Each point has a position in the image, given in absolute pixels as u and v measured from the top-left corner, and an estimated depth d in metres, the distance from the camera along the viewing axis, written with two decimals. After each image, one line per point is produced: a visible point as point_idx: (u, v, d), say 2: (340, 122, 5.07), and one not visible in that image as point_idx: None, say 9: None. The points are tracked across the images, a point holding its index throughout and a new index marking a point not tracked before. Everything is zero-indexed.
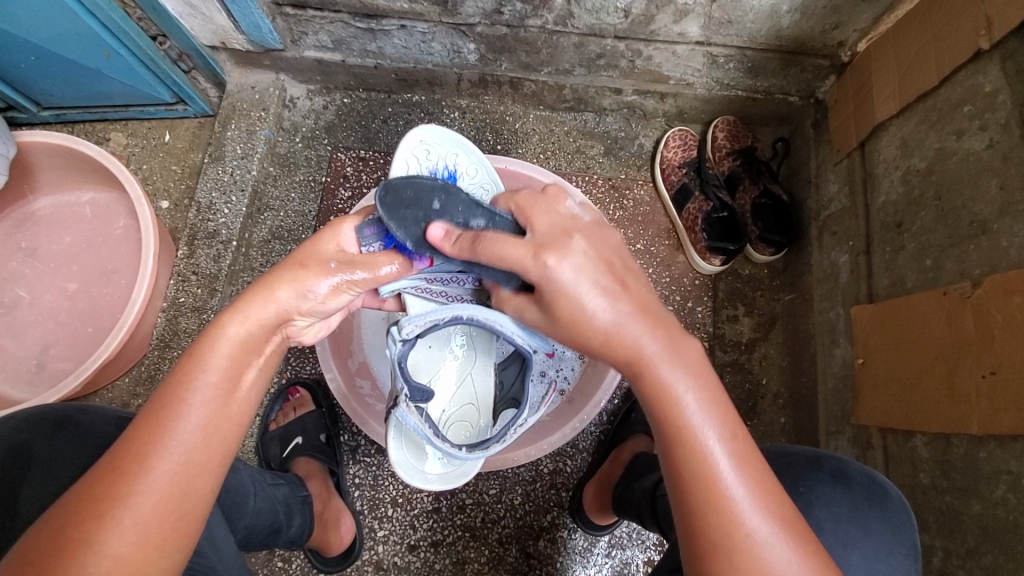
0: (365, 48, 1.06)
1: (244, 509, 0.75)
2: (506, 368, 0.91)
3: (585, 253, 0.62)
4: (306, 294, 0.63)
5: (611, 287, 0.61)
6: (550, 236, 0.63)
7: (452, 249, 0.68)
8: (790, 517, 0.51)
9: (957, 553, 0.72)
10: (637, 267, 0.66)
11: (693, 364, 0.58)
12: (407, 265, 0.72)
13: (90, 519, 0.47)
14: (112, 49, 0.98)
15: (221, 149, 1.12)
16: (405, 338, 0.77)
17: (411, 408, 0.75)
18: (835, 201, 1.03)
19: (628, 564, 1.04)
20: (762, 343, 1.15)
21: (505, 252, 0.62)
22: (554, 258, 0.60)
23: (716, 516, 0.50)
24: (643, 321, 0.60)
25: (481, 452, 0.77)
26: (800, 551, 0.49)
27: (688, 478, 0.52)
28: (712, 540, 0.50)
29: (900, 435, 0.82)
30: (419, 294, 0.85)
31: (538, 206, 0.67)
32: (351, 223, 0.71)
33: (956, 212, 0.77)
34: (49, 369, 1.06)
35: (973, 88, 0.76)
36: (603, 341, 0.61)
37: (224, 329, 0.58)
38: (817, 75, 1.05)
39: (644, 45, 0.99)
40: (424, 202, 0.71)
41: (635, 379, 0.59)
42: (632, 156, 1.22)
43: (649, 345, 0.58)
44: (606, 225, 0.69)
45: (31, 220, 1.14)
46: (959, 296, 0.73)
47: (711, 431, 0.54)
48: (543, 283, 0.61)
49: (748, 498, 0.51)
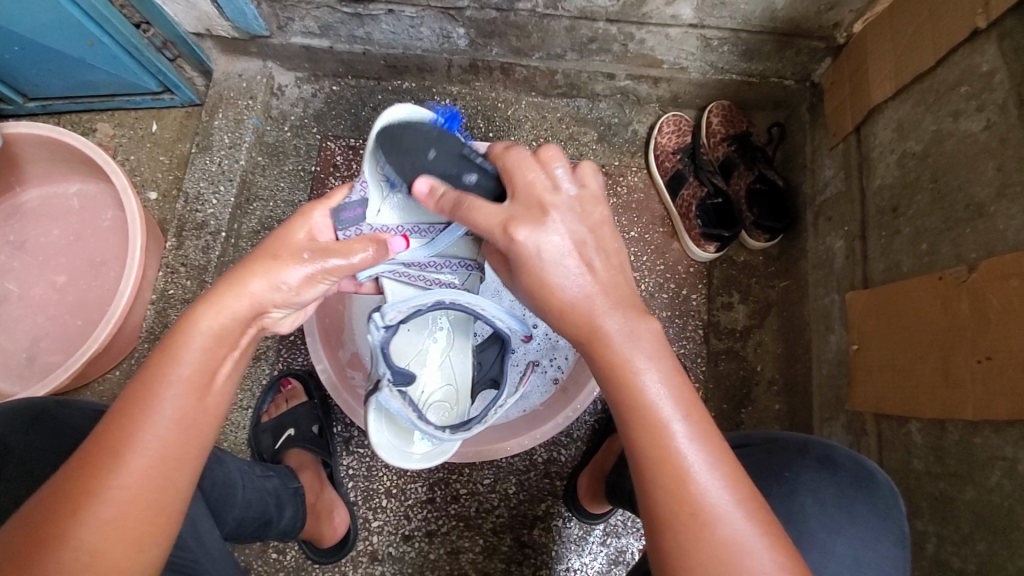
0: (353, 34, 1.04)
1: (233, 501, 0.75)
2: (484, 349, 0.92)
3: (564, 231, 0.60)
4: (280, 286, 0.62)
5: (579, 265, 0.60)
6: (524, 205, 0.61)
7: (434, 207, 0.67)
8: (751, 493, 0.50)
9: (950, 539, 0.72)
10: (622, 254, 0.63)
11: (651, 341, 0.57)
12: (383, 246, 0.69)
13: (64, 514, 0.47)
14: (95, 36, 0.95)
15: (209, 139, 1.11)
16: (387, 323, 0.78)
17: (392, 394, 0.74)
18: (831, 186, 1.01)
19: (623, 552, 1.04)
20: (757, 330, 1.14)
21: (479, 214, 0.61)
22: (525, 230, 0.59)
23: (670, 491, 0.50)
24: (603, 298, 0.59)
25: (463, 433, 0.77)
26: (756, 527, 0.48)
27: (644, 454, 0.51)
28: (673, 520, 0.49)
29: (894, 421, 0.81)
30: (398, 278, 0.85)
31: (523, 167, 0.63)
32: (323, 210, 0.71)
33: (952, 195, 0.76)
34: (39, 362, 1.06)
35: (971, 68, 0.75)
36: (560, 315, 0.60)
37: (197, 323, 0.57)
38: (812, 58, 1.03)
39: (636, 28, 0.97)
40: (419, 148, 0.70)
41: (593, 357, 0.58)
42: (625, 143, 1.20)
43: (608, 321, 0.57)
44: (598, 196, 0.64)
45: (18, 213, 1.13)
46: (954, 280, 0.72)
47: (669, 408, 0.53)
48: (511, 252, 0.60)
49: (705, 475, 0.50)
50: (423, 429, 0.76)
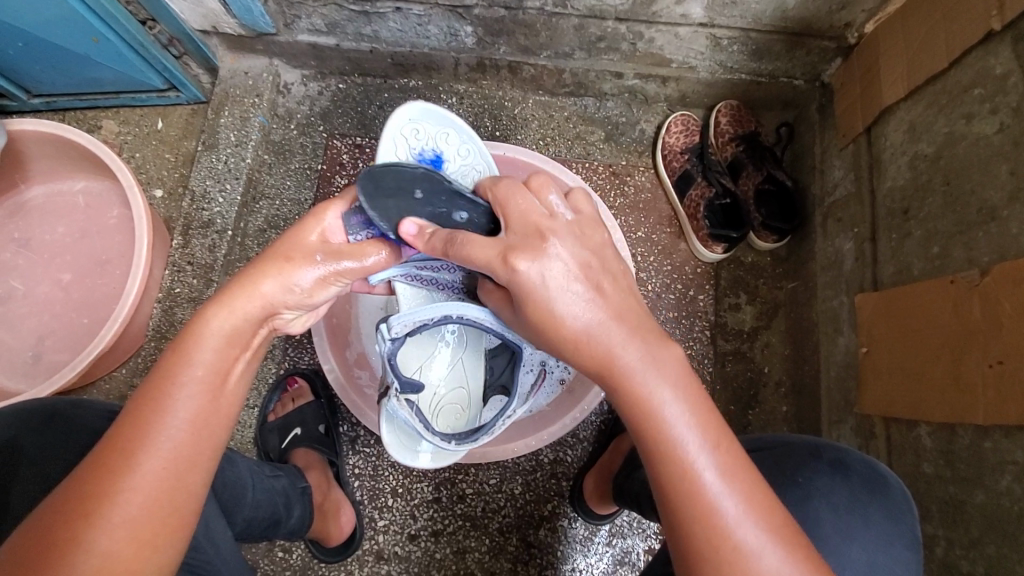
0: (360, 32, 1.03)
1: (242, 501, 0.75)
2: (495, 356, 0.89)
3: (567, 259, 0.59)
4: (292, 288, 0.62)
5: (588, 296, 0.59)
6: (523, 236, 0.61)
7: (424, 246, 0.65)
8: (783, 521, 0.51)
9: (960, 543, 0.72)
10: (628, 276, 0.64)
11: (673, 370, 0.56)
12: (395, 253, 0.70)
13: (76, 518, 0.46)
14: (101, 33, 0.95)
15: (215, 137, 1.10)
16: (394, 336, 0.77)
17: (401, 403, 0.76)
18: (841, 187, 1.01)
19: (629, 553, 1.04)
20: (764, 331, 1.13)
21: (476, 249, 0.61)
22: (526, 260, 0.59)
23: (703, 529, 0.50)
24: (619, 327, 0.58)
25: (470, 443, 0.78)
26: (790, 558, 0.49)
27: (673, 490, 0.51)
28: (706, 556, 0.49)
29: (904, 424, 0.81)
30: (408, 281, 0.85)
31: (515, 197, 0.64)
32: (338, 209, 0.66)
33: (965, 198, 0.76)
34: (45, 360, 1.05)
35: (984, 70, 0.74)
36: (573, 346, 0.59)
37: (209, 324, 0.57)
38: (823, 58, 1.02)
39: (645, 27, 0.97)
40: (406, 190, 0.67)
41: (612, 390, 0.57)
42: (633, 142, 1.19)
43: (626, 354, 0.57)
44: (596, 221, 0.65)
45: (23, 210, 1.12)
46: (967, 284, 0.72)
47: (694, 439, 0.52)
48: (514, 285, 0.60)
49: (738, 510, 0.50)
50: (429, 438, 0.77)
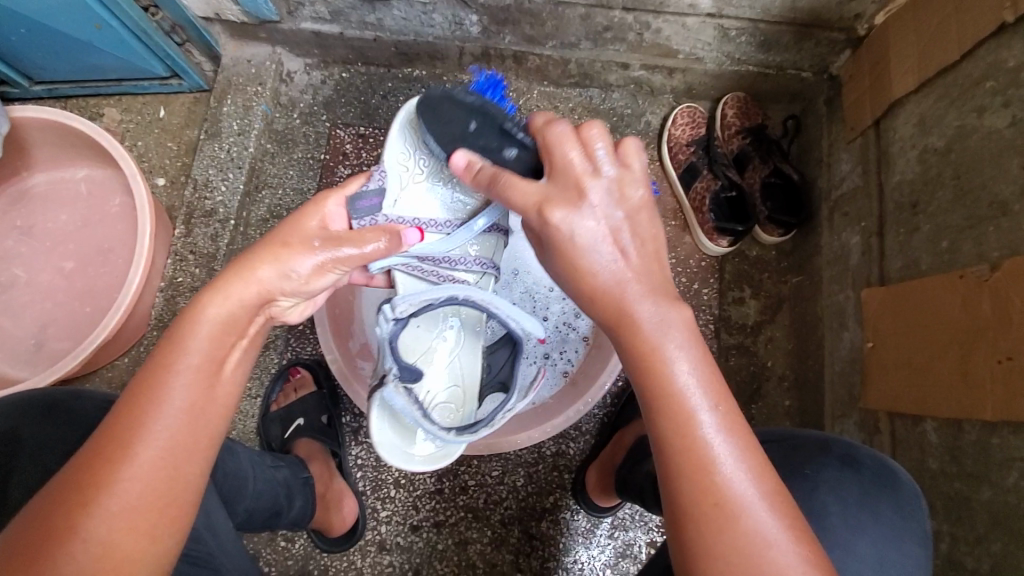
0: (363, 20, 1.02)
1: (244, 491, 0.75)
2: (495, 351, 0.92)
3: (600, 214, 0.59)
4: (289, 275, 0.61)
5: (614, 246, 0.59)
6: (563, 184, 0.60)
7: (471, 181, 0.66)
8: (777, 487, 0.50)
9: (964, 539, 0.72)
10: (660, 241, 0.61)
11: (684, 328, 0.56)
12: (397, 240, 0.68)
13: (74, 508, 0.46)
14: (102, 19, 0.94)
15: (218, 125, 1.09)
16: (396, 316, 0.79)
17: (398, 390, 0.76)
18: (848, 180, 1.00)
19: (631, 545, 1.04)
20: (768, 325, 1.13)
21: (516, 192, 0.61)
22: (560, 212, 0.58)
23: (693, 481, 0.49)
24: (636, 281, 0.57)
25: (469, 435, 0.78)
26: (787, 524, 0.48)
27: (667, 441, 0.51)
28: (692, 507, 0.49)
29: (909, 420, 0.81)
30: (409, 272, 0.84)
31: (565, 143, 0.60)
32: (337, 198, 0.71)
33: (975, 192, 0.75)
34: (47, 349, 1.05)
35: (997, 63, 0.73)
36: (591, 298, 0.59)
37: (204, 310, 0.57)
38: (832, 49, 1.01)
39: (653, 17, 0.96)
40: (461, 121, 0.73)
41: (620, 341, 0.57)
42: (638, 134, 1.18)
43: (640, 307, 0.56)
44: (640, 176, 0.61)
45: (25, 198, 1.12)
46: (976, 279, 0.72)
47: (698, 397, 0.52)
48: (545, 233, 0.60)
49: (732, 466, 0.49)
50: (427, 428, 0.77)
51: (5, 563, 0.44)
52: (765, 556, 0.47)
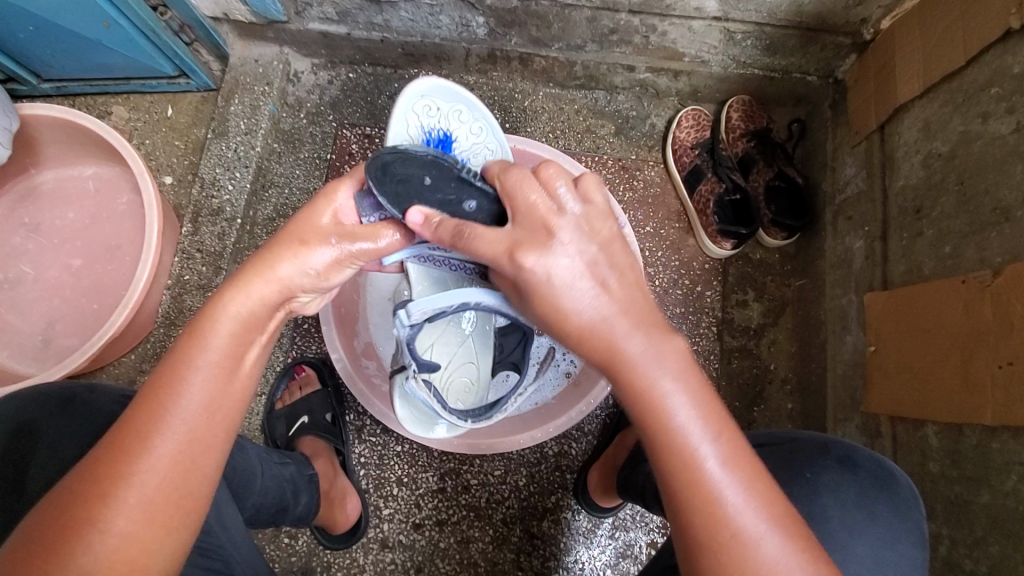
0: (371, 21, 1.03)
1: (251, 488, 0.75)
2: (507, 333, 0.89)
3: (574, 255, 0.59)
4: (308, 271, 0.62)
5: (593, 286, 0.58)
6: (529, 229, 0.60)
7: (432, 235, 0.65)
8: (784, 511, 0.51)
9: (964, 542, 0.72)
10: (636, 269, 0.62)
11: (675, 359, 0.56)
12: (409, 237, 0.70)
13: (94, 498, 0.47)
14: (113, 18, 0.95)
15: (225, 124, 1.10)
16: (412, 322, 0.78)
17: (419, 385, 0.78)
18: (852, 184, 1.00)
19: (632, 546, 1.05)
20: (771, 328, 1.13)
21: (483, 243, 0.61)
22: (532, 256, 0.58)
23: (703, 514, 0.50)
24: (624, 320, 0.57)
25: (484, 421, 0.81)
26: (795, 549, 0.49)
27: (673, 476, 0.52)
28: (702, 543, 0.50)
29: (910, 424, 0.81)
30: (421, 263, 0.85)
31: (525, 188, 0.61)
32: (348, 189, 0.68)
33: (979, 197, 0.75)
34: (55, 345, 1.06)
35: (1001, 69, 0.73)
36: (577, 339, 0.59)
37: (224, 308, 0.57)
38: (837, 53, 1.01)
39: (659, 19, 0.96)
40: (417, 172, 0.69)
41: (614, 377, 0.57)
42: (643, 136, 1.19)
43: (629, 344, 0.56)
44: (605, 211, 0.63)
45: (34, 195, 1.13)
46: (978, 284, 0.72)
47: (698, 430, 0.52)
48: (519, 279, 0.60)
49: (738, 497, 0.50)
50: (446, 417, 0.80)
51: (22, 556, 0.45)
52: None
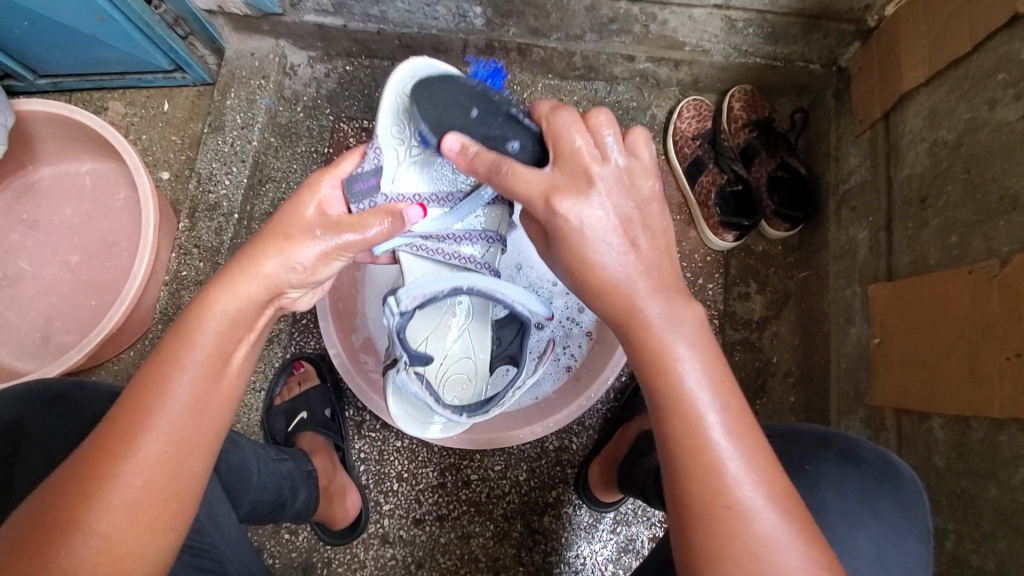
0: (367, 12, 1.02)
1: (248, 484, 0.75)
2: (504, 327, 0.90)
3: (605, 206, 0.58)
4: (293, 266, 0.61)
5: (622, 242, 0.58)
6: (569, 175, 0.59)
7: (464, 166, 0.64)
8: (787, 493, 0.49)
9: (970, 537, 0.71)
10: (669, 235, 0.62)
11: (692, 326, 0.55)
12: (403, 218, 0.66)
13: (77, 500, 0.47)
14: (106, 13, 0.94)
15: (221, 119, 1.09)
16: (402, 310, 0.80)
17: (410, 377, 0.79)
18: (856, 175, 0.99)
19: (634, 540, 1.04)
20: (773, 321, 1.12)
21: (522, 180, 0.60)
22: (569, 201, 0.58)
23: (702, 480, 0.49)
24: (646, 280, 0.57)
25: (480, 415, 0.83)
26: (797, 529, 0.47)
27: (674, 441, 0.51)
28: (700, 508, 0.49)
29: (916, 417, 0.80)
30: (415, 252, 0.82)
31: (570, 131, 0.60)
32: (332, 180, 0.69)
33: (986, 186, 0.74)
34: (53, 342, 1.06)
35: (1009, 54, 0.72)
36: (597, 292, 0.59)
37: (211, 306, 0.57)
38: (840, 41, 0.99)
39: (658, 8, 0.95)
40: (462, 105, 0.69)
41: (627, 336, 0.57)
42: (643, 128, 1.17)
43: (648, 304, 0.56)
44: (648, 169, 0.62)
45: (31, 191, 1.12)
46: (985, 274, 0.71)
47: (705, 399, 0.51)
48: (550, 223, 0.59)
49: (740, 470, 0.49)
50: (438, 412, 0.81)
51: (6, 559, 0.44)
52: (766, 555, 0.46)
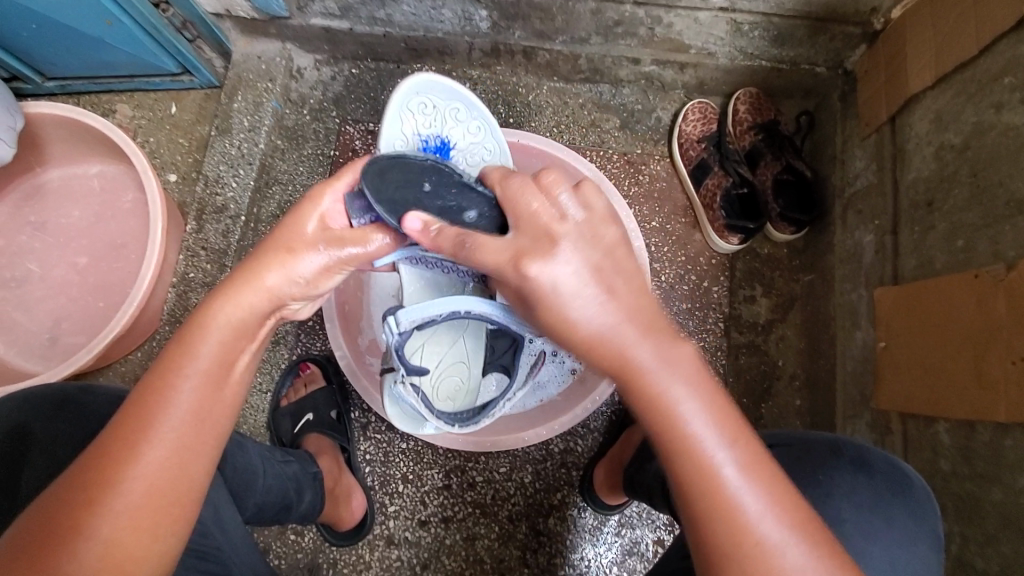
0: (373, 16, 1.02)
1: (254, 487, 0.75)
2: (498, 336, 0.87)
3: (576, 262, 0.57)
4: (295, 279, 0.63)
5: (597, 292, 0.57)
6: (533, 239, 0.59)
7: (430, 243, 0.65)
8: (805, 517, 0.50)
9: (976, 542, 0.71)
10: (642, 271, 0.61)
11: (684, 366, 0.54)
12: (399, 238, 0.71)
13: (79, 507, 0.47)
14: (115, 16, 0.95)
15: (228, 121, 1.10)
16: (400, 330, 0.78)
17: (408, 389, 0.79)
18: (862, 178, 0.99)
19: (638, 543, 1.04)
20: (779, 324, 1.12)
21: (489, 249, 0.60)
22: (537, 264, 0.57)
23: (725, 523, 0.49)
24: (631, 327, 0.55)
25: (473, 425, 0.83)
26: (819, 553, 0.48)
27: (691, 488, 0.50)
28: (727, 552, 0.49)
29: (922, 421, 0.80)
30: (412, 265, 0.85)
31: (526, 193, 0.61)
32: (334, 194, 0.68)
33: (992, 190, 0.74)
34: (62, 343, 1.07)
35: (1016, 57, 0.72)
36: (585, 347, 0.57)
37: (214, 316, 0.58)
38: (846, 44, 0.99)
39: (664, 11, 0.95)
40: (415, 182, 0.70)
41: (624, 387, 0.55)
42: (648, 130, 1.17)
43: (638, 350, 0.54)
44: (607, 215, 0.61)
45: (39, 193, 1.13)
46: (992, 279, 0.70)
47: (712, 437, 0.51)
48: (525, 286, 0.58)
49: (758, 505, 0.49)
50: (434, 421, 0.80)
51: (10, 560, 0.45)
52: (781, 568, 0.47)
